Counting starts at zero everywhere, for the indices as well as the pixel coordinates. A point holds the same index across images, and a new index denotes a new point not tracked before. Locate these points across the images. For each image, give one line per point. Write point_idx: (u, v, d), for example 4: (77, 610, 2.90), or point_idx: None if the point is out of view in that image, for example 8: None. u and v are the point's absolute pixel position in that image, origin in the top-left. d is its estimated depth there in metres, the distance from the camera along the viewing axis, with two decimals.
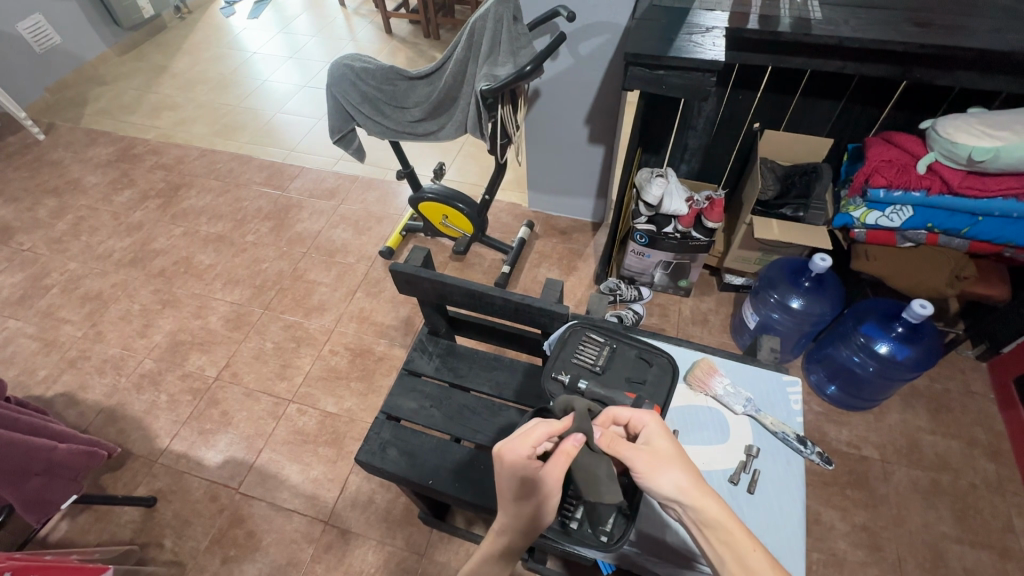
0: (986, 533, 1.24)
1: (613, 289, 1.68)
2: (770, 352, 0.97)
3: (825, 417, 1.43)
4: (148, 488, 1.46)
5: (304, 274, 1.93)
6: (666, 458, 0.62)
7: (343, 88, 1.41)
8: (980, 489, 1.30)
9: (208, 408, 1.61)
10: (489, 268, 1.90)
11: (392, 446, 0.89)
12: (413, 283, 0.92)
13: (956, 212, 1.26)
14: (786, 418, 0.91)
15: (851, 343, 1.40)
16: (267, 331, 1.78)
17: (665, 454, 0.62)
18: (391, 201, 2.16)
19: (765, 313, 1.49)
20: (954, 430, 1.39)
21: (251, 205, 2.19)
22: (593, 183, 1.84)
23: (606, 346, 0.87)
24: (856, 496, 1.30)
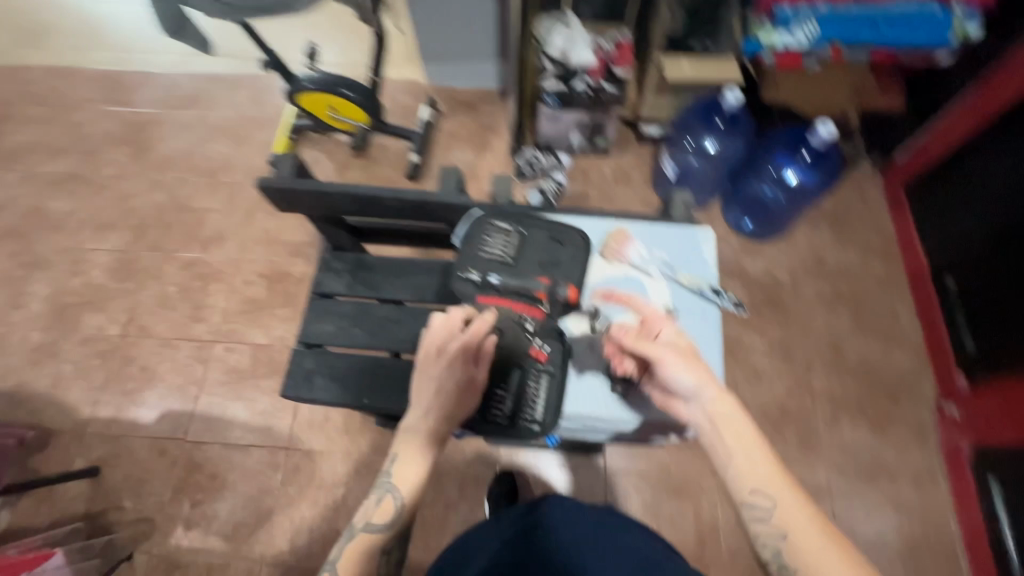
0: (876, 324, 1.42)
1: (531, 162, 1.61)
2: (683, 207, 0.99)
3: (743, 250, 1.51)
4: (86, 459, 1.38)
5: (188, 203, 1.69)
6: (689, 357, 0.75)
7: None
8: (872, 288, 1.46)
9: (124, 368, 1.49)
10: (397, 160, 1.73)
11: (319, 375, 0.87)
12: (295, 198, 0.86)
13: (857, 22, 1.20)
14: (702, 272, 0.93)
15: (762, 176, 1.47)
16: (164, 274, 1.60)
17: (688, 356, 0.75)
18: (267, 98, 1.85)
19: (684, 161, 1.50)
20: (853, 240, 1.51)
21: (94, 130, 1.82)
22: (491, 42, 1.64)
23: (515, 233, 0.88)
24: (771, 317, 1.44)
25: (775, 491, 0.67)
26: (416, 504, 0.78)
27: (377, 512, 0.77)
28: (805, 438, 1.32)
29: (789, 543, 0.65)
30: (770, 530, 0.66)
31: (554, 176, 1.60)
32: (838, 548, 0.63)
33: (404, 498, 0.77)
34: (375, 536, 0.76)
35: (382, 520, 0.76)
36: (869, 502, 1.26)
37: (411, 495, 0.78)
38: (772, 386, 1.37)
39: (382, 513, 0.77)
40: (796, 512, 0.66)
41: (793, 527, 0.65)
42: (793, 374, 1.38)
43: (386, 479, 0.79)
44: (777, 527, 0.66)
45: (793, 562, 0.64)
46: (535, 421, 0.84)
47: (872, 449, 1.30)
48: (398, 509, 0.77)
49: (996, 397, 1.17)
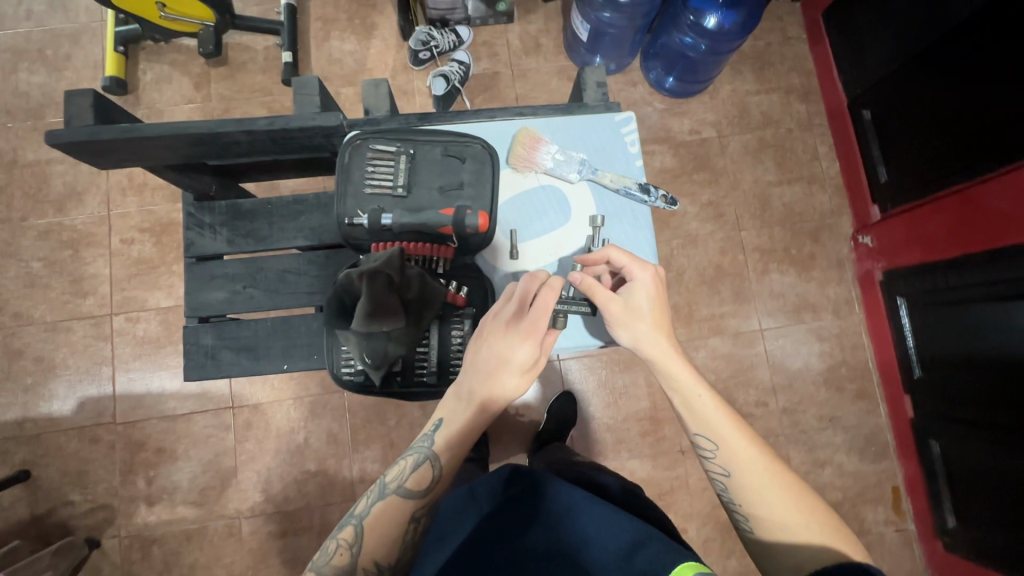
0: (799, 168, 1.43)
1: (426, 41, 1.36)
2: (597, 90, 0.88)
3: (667, 112, 1.43)
4: (9, 465, 1.26)
5: (18, 157, 1.37)
6: (637, 314, 0.73)
7: None
8: (795, 132, 1.44)
9: (14, 363, 1.30)
10: (266, 62, 1.44)
11: (223, 348, 0.81)
12: (114, 150, 0.72)
13: None
14: (626, 167, 0.86)
15: (681, 24, 1.29)
16: (21, 249, 1.34)
17: (640, 313, 0.73)
18: (73, 1, 1.44)
19: (595, 17, 1.28)
20: (774, 83, 1.45)
21: None
22: None
23: (400, 156, 0.80)
24: (702, 179, 1.41)
25: (719, 432, 0.69)
26: (452, 473, 0.71)
27: (413, 477, 0.69)
28: (740, 292, 1.38)
29: (721, 464, 0.68)
30: (713, 462, 0.69)
31: (455, 57, 1.38)
32: (778, 481, 0.65)
33: (443, 466, 0.70)
34: (405, 500, 0.67)
35: (416, 485, 0.68)
36: (797, 337, 1.37)
37: (450, 462, 0.70)
38: (707, 249, 1.39)
39: (418, 479, 0.69)
40: (737, 447, 0.68)
41: (733, 459, 0.68)
42: (725, 232, 1.40)
43: (426, 442, 0.72)
44: (718, 461, 0.69)
45: (730, 488, 0.68)
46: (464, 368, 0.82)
47: (798, 290, 1.39)
48: (437, 477, 0.69)
49: (904, 223, 1.24)
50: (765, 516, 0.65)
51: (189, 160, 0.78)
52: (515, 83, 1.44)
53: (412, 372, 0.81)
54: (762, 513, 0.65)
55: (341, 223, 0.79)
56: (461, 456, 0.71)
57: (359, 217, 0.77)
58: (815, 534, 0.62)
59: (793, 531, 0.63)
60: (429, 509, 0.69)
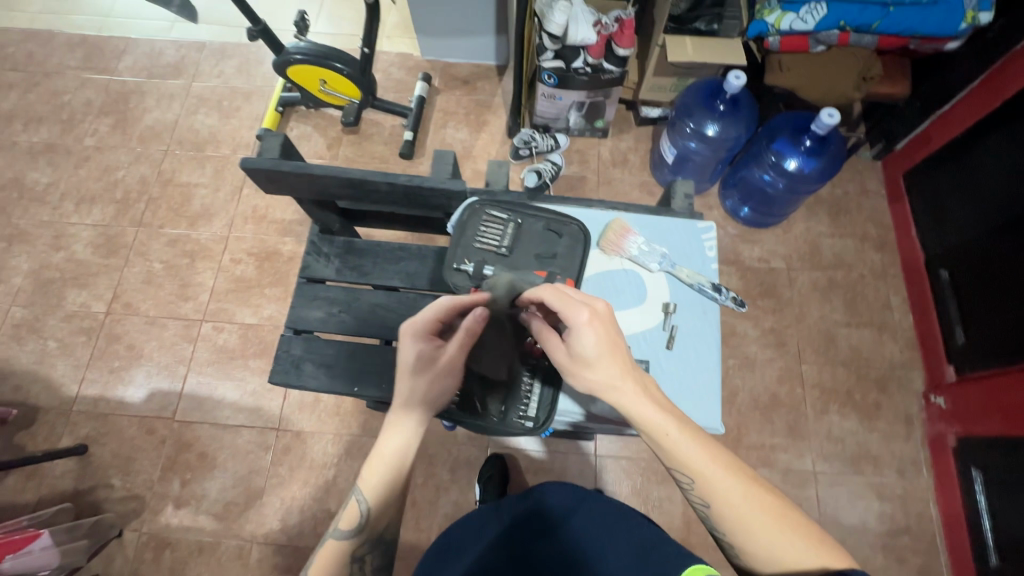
0: (869, 313, 1.42)
1: (527, 142, 1.56)
2: (685, 199, 0.96)
3: (739, 238, 1.50)
4: (73, 437, 1.37)
5: (174, 177, 1.64)
6: (587, 359, 0.63)
7: None
8: (867, 278, 1.46)
9: (110, 345, 1.46)
10: (390, 137, 1.68)
11: (307, 360, 0.88)
12: (278, 179, 0.84)
13: (868, 5, 1.18)
14: (702, 267, 0.92)
15: (762, 163, 1.39)
16: (150, 250, 1.56)
17: (588, 356, 0.63)
18: (255, 69, 1.78)
19: (682, 144, 1.43)
20: (849, 229, 1.50)
21: (75, 97, 1.75)
22: (489, 16, 1.57)
23: (510, 223, 0.89)
24: (766, 305, 1.43)
25: (694, 465, 0.59)
26: (382, 509, 0.67)
27: (343, 518, 0.67)
28: (794, 426, 1.33)
29: (700, 497, 0.59)
30: (693, 496, 0.60)
31: (550, 158, 1.56)
32: (759, 511, 0.56)
33: (368, 504, 0.66)
34: (343, 540, 0.68)
35: (347, 528, 0.67)
36: (853, 490, 1.28)
37: (375, 502, 0.66)
38: (764, 374, 1.37)
39: (348, 518, 0.67)
40: (720, 484, 0.58)
41: (711, 493, 0.58)
42: (785, 362, 1.38)
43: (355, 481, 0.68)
44: (697, 494, 0.60)
45: (714, 519, 0.59)
46: (529, 416, 0.84)
47: (859, 437, 1.32)
48: (365, 516, 0.66)
49: (982, 389, 1.18)
50: (757, 547, 0.56)
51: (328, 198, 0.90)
52: (599, 188, 1.59)
53: (485, 405, 0.86)
54: (748, 541, 0.56)
55: (448, 266, 0.88)
56: (386, 492, 0.66)
57: (464, 266, 0.87)
58: (808, 556, 0.53)
59: (781, 552, 0.55)
60: (369, 540, 0.69)
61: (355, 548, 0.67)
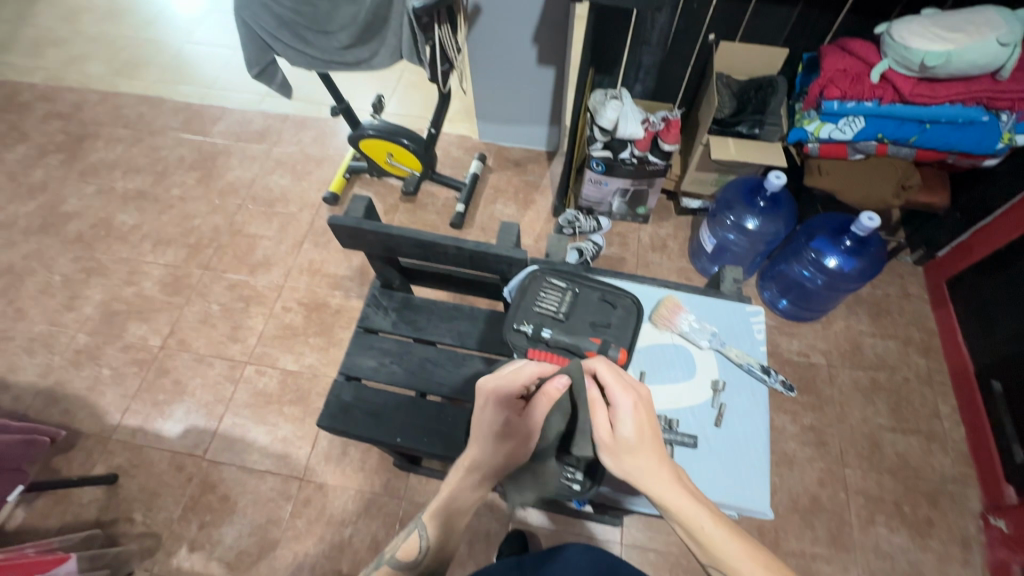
0: (916, 420, 1.37)
1: (571, 222, 1.64)
2: (733, 283, 0.99)
3: (777, 329, 1.50)
4: (106, 465, 1.40)
5: (243, 228, 1.79)
6: (624, 445, 0.65)
7: (254, 12, 1.23)
8: (912, 382, 1.41)
9: (158, 379, 1.53)
10: (443, 207, 1.80)
11: (355, 407, 0.91)
12: (357, 236, 0.89)
13: (905, 121, 1.24)
14: (750, 348, 0.91)
15: (802, 258, 1.43)
16: (210, 292, 1.67)
17: (630, 444, 0.64)
18: (329, 140, 1.98)
19: (722, 235, 1.49)
20: (892, 331, 1.48)
21: (170, 153, 1.97)
22: (545, 108, 1.73)
23: (569, 290, 0.89)
24: (804, 400, 1.40)
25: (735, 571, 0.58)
26: (443, 542, 0.67)
27: (402, 547, 0.66)
28: (837, 535, 1.24)
29: None
30: None
31: (592, 238, 1.63)
32: None
33: (430, 535, 0.67)
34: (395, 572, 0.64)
35: (404, 557, 0.65)
36: None
37: (437, 531, 0.67)
38: (803, 474, 1.31)
39: (407, 550, 0.66)
40: None
41: None
42: (827, 463, 1.32)
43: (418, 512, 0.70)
44: None
45: None
46: (576, 479, 0.80)
47: (910, 556, 1.22)
48: (424, 548, 0.66)
49: None
50: None
51: (395, 257, 0.96)
52: (637, 270, 1.64)
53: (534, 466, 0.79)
54: None
55: (508, 326, 0.87)
56: (450, 526, 0.68)
57: (524, 327, 0.85)
58: None
59: None
60: None
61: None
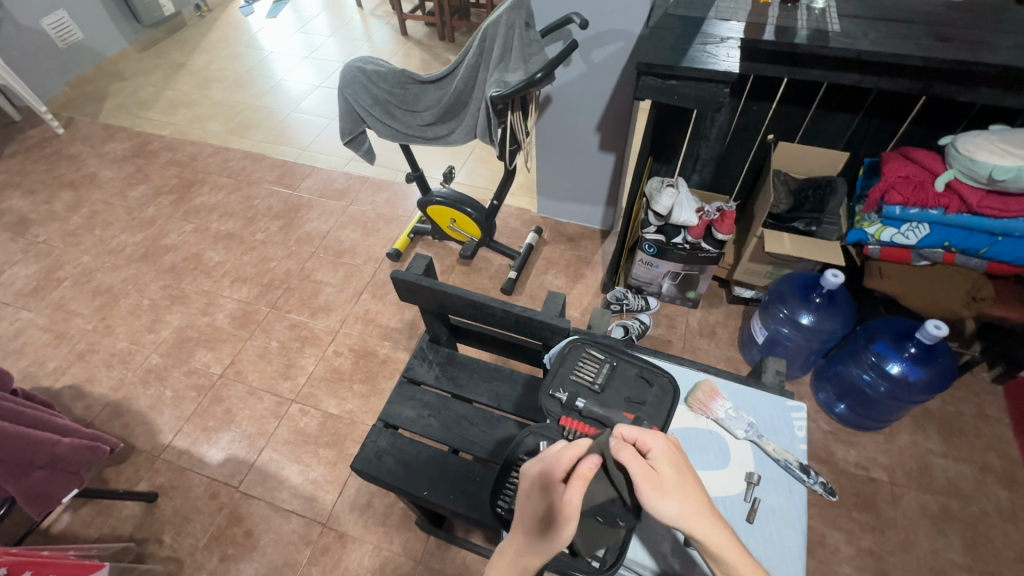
0: (997, 562, 1.20)
1: (619, 299, 1.66)
2: (776, 375, 0.95)
3: (832, 435, 1.40)
4: (149, 483, 1.47)
5: (312, 274, 1.93)
6: (669, 485, 0.59)
7: (354, 91, 1.42)
8: (992, 516, 1.26)
9: (211, 405, 1.62)
10: (495, 273, 1.88)
11: (388, 454, 0.93)
12: (415, 290, 0.95)
13: (974, 232, 1.20)
14: (789, 445, 0.87)
15: (861, 361, 1.37)
16: (273, 329, 1.79)
17: (668, 480, 0.59)
18: (400, 203, 2.16)
19: (774, 328, 1.46)
20: (966, 454, 1.35)
21: (261, 203, 2.21)
22: (603, 190, 1.82)
23: (606, 363, 0.88)
24: (863, 519, 1.27)
25: None
26: None
27: None
28: None
29: None
30: None
31: (639, 317, 1.64)
32: None
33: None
34: None
35: None
36: None
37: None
38: None
39: None
40: None
41: None
42: None
43: None
44: None
45: None
46: (596, 557, 0.74)
47: None
48: None
49: None
50: None
51: (447, 314, 1.01)
52: (683, 354, 1.61)
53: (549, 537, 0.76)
54: None
55: (544, 392, 0.87)
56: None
57: (558, 394, 0.85)
58: None
59: None
60: None
61: None
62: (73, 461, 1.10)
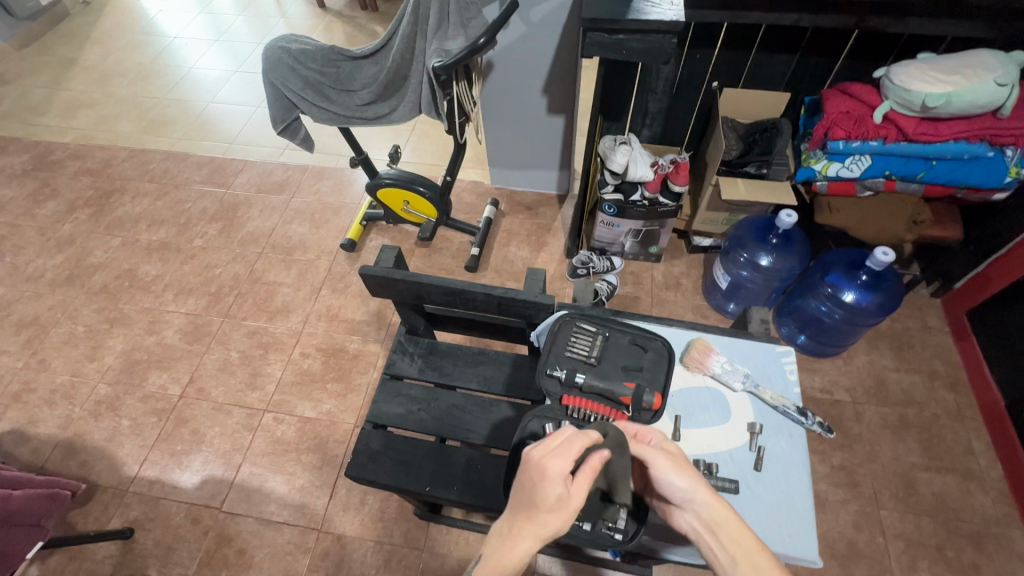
0: (950, 458, 1.33)
1: (585, 263, 1.67)
2: (761, 323, 0.97)
3: (798, 366, 1.48)
4: (122, 519, 1.38)
5: (262, 276, 1.82)
6: (680, 458, 0.66)
7: (282, 74, 1.31)
8: (942, 418, 1.38)
9: (176, 429, 1.52)
10: (457, 251, 1.84)
11: (383, 455, 0.91)
12: (386, 284, 0.90)
13: (911, 158, 1.27)
14: (784, 390, 0.90)
15: (819, 293, 1.44)
16: (230, 339, 1.69)
17: (677, 456, 0.66)
18: (346, 189, 2.05)
19: (736, 272, 1.51)
20: (916, 366, 1.46)
21: (193, 206, 2.04)
22: (556, 154, 1.79)
23: (599, 335, 0.88)
24: (833, 439, 1.36)
25: None
26: None
27: None
28: None
29: None
30: None
31: (606, 277, 1.64)
32: None
33: None
34: None
35: None
36: None
37: None
38: (838, 517, 1.26)
39: None
40: None
41: None
42: (861, 505, 1.28)
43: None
44: None
45: None
46: (617, 528, 0.74)
47: None
48: None
49: None
50: None
51: (422, 304, 0.97)
52: (652, 309, 1.64)
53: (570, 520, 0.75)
54: None
55: (541, 371, 0.87)
56: None
57: (556, 372, 0.85)
58: None
59: None
60: None
61: None
62: (31, 513, 1.02)
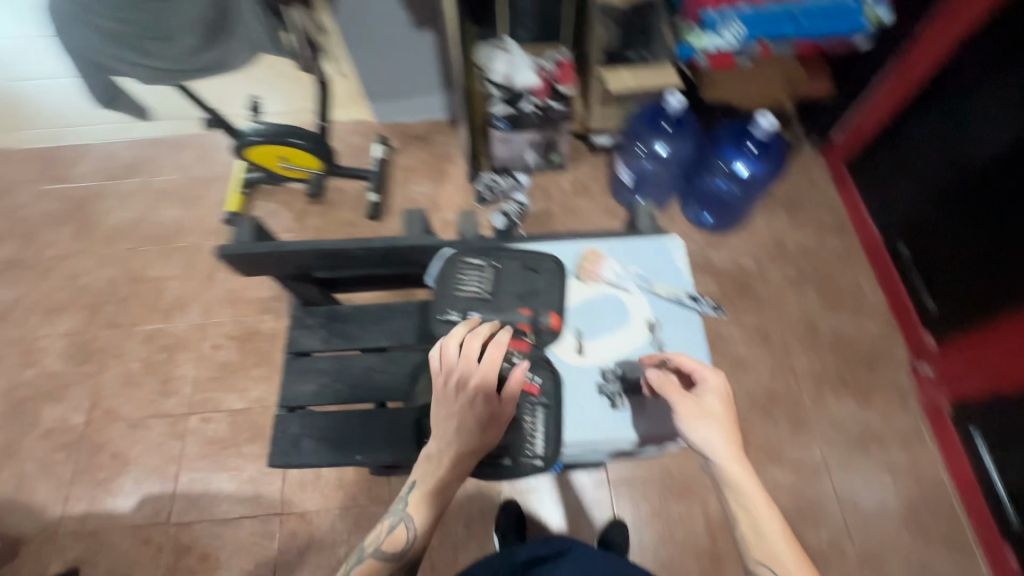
0: (842, 297, 1.48)
1: (489, 186, 1.61)
2: (650, 220, 1.01)
3: (707, 245, 1.55)
4: (63, 561, 1.29)
5: (143, 274, 1.62)
6: (709, 414, 0.75)
7: (70, 28, 1.06)
8: (834, 263, 1.52)
9: (93, 457, 1.40)
10: (355, 201, 1.71)
11: (305, 437, 0.88)
12: (256, 262, 0.86)
13: (778, 19, 1.25)
14: (676, 280, 0.93)
15: (714, 171, 1.49)
16: (126, 351, 1.52)
17: (710, 412, 0.75)
18: (213, 156, 1.81)
19: (638, 166, 1.54)
20: (808, 220, 1.57)
21: (32, 211, 1.74)
22: (435, 74, 1.65)
23: (488, 268, 0.90)
24: (745, 305, 1.47)
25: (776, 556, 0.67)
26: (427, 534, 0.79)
27: (388, 540, 0.77)
28: (796, 418, 1.35)
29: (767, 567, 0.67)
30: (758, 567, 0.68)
31: (515, 197, 1.58)
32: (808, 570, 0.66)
33: (416, 527, 0.78)
34: (381, 562, 0.76)
35: (389, 549, 0.77)
36: (866, 472, 1.31)
37: (424, 523, 0.79)
38: (757, 372, 1.40)
39: (393, 541, 0.77)
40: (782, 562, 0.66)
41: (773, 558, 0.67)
42: (775, 357, 1.41)
43: (400, 504, 0.80)
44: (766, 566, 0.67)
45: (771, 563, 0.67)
46: (535, 455, 0.83)
47: (859, 418, 1.35)
48: (409, 540, 0.78)
49: (966, 353, 1.25)
50: None
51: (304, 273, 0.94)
52: (565, 219, 1.63)
53: (489, 455, 0.83)
54: None
55: (436, 318, 0.89)
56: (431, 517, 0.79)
57: (450, 315, 0.88)
58: None
59: None
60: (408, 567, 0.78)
61: (390, 569, 0.75)
62: None
